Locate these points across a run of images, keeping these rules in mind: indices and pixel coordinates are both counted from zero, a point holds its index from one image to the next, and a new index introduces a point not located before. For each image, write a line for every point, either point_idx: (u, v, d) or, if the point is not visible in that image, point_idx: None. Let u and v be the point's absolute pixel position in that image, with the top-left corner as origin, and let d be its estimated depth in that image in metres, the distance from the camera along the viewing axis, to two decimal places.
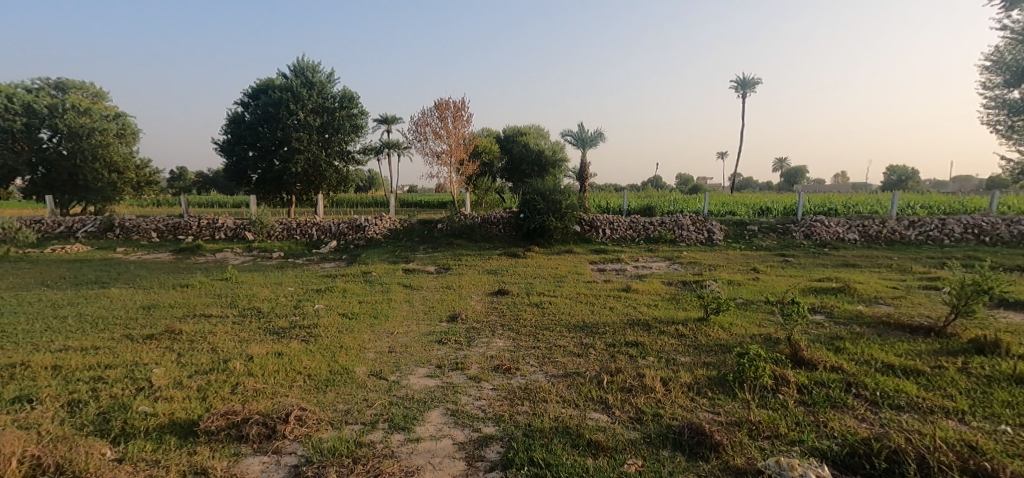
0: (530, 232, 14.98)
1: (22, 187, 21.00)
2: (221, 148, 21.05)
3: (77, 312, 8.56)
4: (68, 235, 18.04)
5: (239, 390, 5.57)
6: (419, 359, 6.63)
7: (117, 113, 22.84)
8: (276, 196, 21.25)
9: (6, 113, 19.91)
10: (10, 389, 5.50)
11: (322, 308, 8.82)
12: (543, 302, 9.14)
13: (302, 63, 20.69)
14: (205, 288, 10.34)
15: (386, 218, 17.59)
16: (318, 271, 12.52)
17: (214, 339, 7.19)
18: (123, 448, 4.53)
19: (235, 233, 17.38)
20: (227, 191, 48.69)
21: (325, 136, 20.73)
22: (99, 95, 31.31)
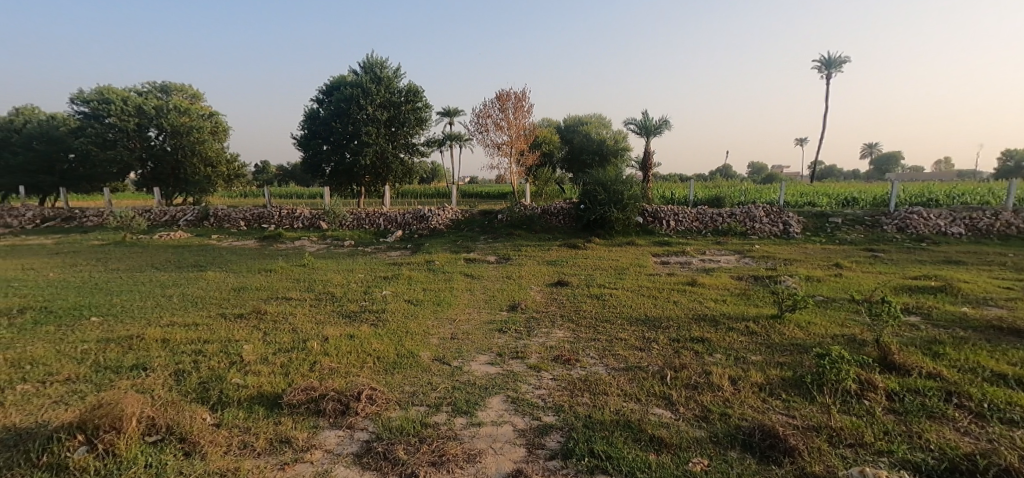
0: (591, 223, 14.75)
1: (133, 179, 23.14)
2: (298, 143, 22.11)
3: (180, 291, 9.26)
4: (172, 223, 19.56)
5: (317, 368, 5.80)
6: (481, 347, 6.66)
7: (212, 111, 24.36)
8: (347, 188, 22.07)
9: (122, 115, 21.68)
10: (127, 357, 5.99)
11: (390, 295, 9.03)
12: (603, 294, 8.99)
13: (371, 60, 21.27)
14: (287, 274, 10.84)
15: (449, 209, 17.83)
16: (386, 259, 12.85)
17: (295, 320, 7.55)
18: (220, 415, 4.83)
19: (311, 222, 18.26)
20: (304, 184, 51.18)
21: (392, 130, 21.24)
22: (195, 96, 33.43)
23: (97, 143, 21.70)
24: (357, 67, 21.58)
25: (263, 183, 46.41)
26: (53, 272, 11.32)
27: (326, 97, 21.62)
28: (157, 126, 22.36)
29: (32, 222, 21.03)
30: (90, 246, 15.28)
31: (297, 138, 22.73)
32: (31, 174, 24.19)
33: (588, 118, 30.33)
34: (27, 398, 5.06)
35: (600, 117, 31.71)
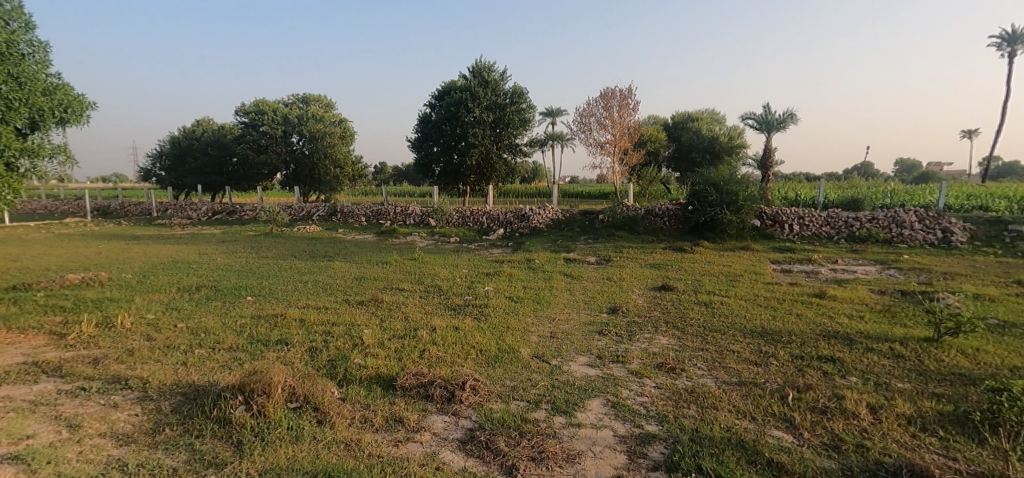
0: (699, 225, 13.91)
1: (279, 179, 26.44)
2: (411, 146, 23.24)
3: (313, 278, 10.07)
4: (308, 218, 21.61)
5: (425, 356, 5.97)
6: (580, 347, 6.41)
7: (341, 119, 26.68)
8: (454, 188, 22.81)
9: (272, 123, 24.87)
10: (274, 333, 6.73)
11: (492, 291, 9.02)
12: (713, 301, 8.33)
13: (479, 64, 21.66)
14: (401, 266, 11.34)
15: (549, 208, 17.65)
16: (489, 256, 12.98)
17: (406, 309, 7.83)
18: (345, 390, 5.20)
19: (421, 219, 19.01)
20: (416, 184, 53.73)
21: (497, 131, 21.52)
22: (330, 104, 36.25)
23: (253, 148, 24.95)
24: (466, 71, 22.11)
25: (380, 183, 49.42)
26: (220, 257, 12.99)
27: (438, 102, 22.47)
28: (299, 133, 25.23)
29: (206, 215, 24.37)
30: (245, 237, 17.41)
31: (410, 139, 23.90)
32: (205, 174, 28.38)
33: (699, 115, 28.73)
34: (203, 360, 5.89)
35: (713, 114, 29.93)
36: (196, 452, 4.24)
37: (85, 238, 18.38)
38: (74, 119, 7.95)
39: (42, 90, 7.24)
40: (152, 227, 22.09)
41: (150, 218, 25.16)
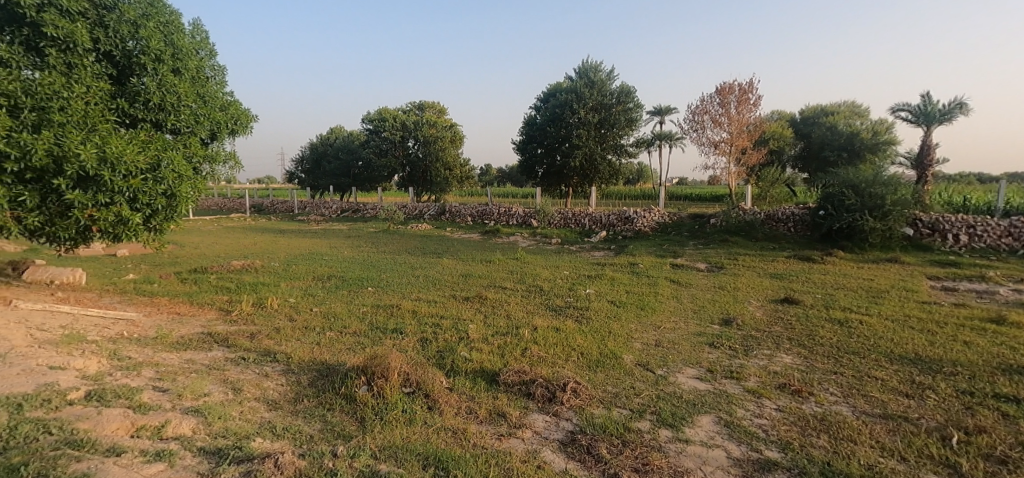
0: (833, 232, 12.45)
1: (398, 180, 28.16)
2: (516, 147, 23.41)
3: (424, 273, 10.32)
4: (421, 217, 22.60)
5: (527, 354, 5.77)
6: (689, 359, 5.84)
7: (452, 124, 27.62)
8: (557, 189, 22.62)
9: (391, 129, 26.68)
10: (390, 322, 6.90)
11: (593, 294, 8.58)
12: (848, 320, 7.23)
13: (585, 65, 21.21)
14: (506, 265, 11.24)
15: (655, 211, 16.80)
16: (591, 258, 12.53)
17: (509, 307, 7.67)
18: (452, 380, 5.19)
19: (523, 220, 18.94)
20: (518, 185, 54.20)
21: (602, 132, 20.89)
22: (442, 111, 37.39)
23: (376, 153, 27.00)
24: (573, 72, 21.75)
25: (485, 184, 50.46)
26: (347, 250, 13.88)
27: (543, 104, 22.39)
28: (415, 138, 26.73)
29: (336, 214, 26.32)
30: (368, 233, 18.57)
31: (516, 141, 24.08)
32: (336, 177, 31.07)
33: (835, 109, 26.00)
34: (333, 341, 6.23)
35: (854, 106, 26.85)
36: (327, 423, 4.43)
37: (237, 230, 20.70)
38: (241, 130, 9.39)
39: (221, 106, 8.77)
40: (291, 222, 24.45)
41: (291, 216, 27.84)
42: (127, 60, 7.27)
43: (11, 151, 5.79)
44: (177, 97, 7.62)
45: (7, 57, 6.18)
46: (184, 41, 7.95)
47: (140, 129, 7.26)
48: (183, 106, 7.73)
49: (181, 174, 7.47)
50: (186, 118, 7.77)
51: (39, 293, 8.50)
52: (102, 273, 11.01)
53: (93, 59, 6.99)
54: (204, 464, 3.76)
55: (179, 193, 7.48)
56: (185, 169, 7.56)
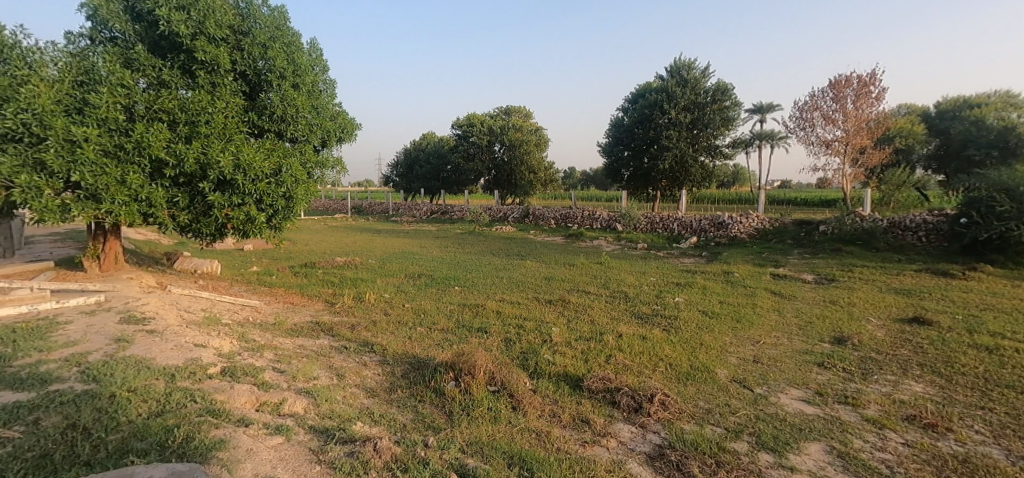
0: (980, 244, 10.75)
1: (484, 183, 28.51)
2: (602, 150, 22.76)
3: (508, 274, 10.10)
4: (505, 220, 22.69)
5: (611, 361, 5.29)
6: (793, 378, 5.08)
7: (538, 127, 27.48)
8: (644, 192, 21.74)
9: (479, 133, 27.09)
10: (476, 321, 6.69)
11: (682, 303, 7.86)
12: (999, 347, 6.02)
13: (677, 62, 20.14)
14: (591, 270, 10.72)
15: (754, 216, 15.45)
16: (679, 265, 11.68)
17: (593, 312, 7.20)
18: (536, 382, 4.84)
19: (608, 223, 18.30)
20: (603, 188, 52.95)
21: (694, 132, 19.66)
22: (528, 114, 37.23)
23: (464, 157, 27.57)
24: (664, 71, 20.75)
25: (569, 188, 49.82)
26: (437, 250, 14.03)
27: (632, 105, 21.59)
28: (501, 142, 26.91)
29: (428, 214, 27.11)
30: (455, 234, 18.76)
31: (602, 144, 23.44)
32: (427, 180, 32.08)
33: (982, 101, 22.90)
34: (423, 337, 6.12)
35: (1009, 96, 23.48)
36: (419, 414, 4.28)
37: (339, 229, 21.86)
38: (345, 137, 9.69)
39: (331, 116, 9.17)
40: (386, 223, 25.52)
41: (385, 217, 29.03)
42: (258, 78, 7.88)
43: (168, 159, 6.89)
44: (295, 109, 8.10)
45: (169, 80, 7.15)
46: (303, 60, 8.31)
47: (265, 139, 7.92)
48: (301, 117, 8.22)
49: (298, 178, 8.10)
50: (303, 128, 8.29)
51: (187, 281, 9.46)
52: (233, 264, 12.03)
53: (231, 78, 7.69)
54: (314, 441, 3.78)
55: (296, 196, 8.14)
56: (302, 173, 8.17)
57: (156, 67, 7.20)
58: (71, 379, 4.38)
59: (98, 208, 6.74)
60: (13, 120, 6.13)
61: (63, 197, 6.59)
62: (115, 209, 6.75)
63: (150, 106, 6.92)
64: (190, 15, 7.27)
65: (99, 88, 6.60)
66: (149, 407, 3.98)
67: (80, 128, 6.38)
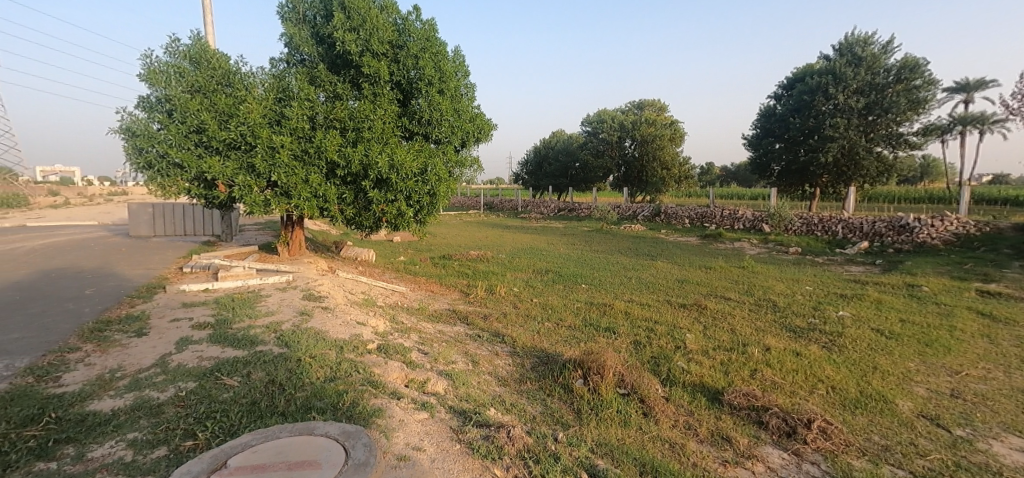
0: None
1: (613, 181, 28.02)
2: (749, 142, 21.48)
3: (637, 274, 9.75)
4: (633, 218, 22.04)
5: (758, 377, 4.83)
6: (1012, 424, 4.18)
7: (673, 121, 26.15)
8: (798, 189, 20.00)
9: (609, 129, 26.62)
10: (603, 320, 6.55)
11: (848, 317, 6.89)
12: None
13: (850, 38, 17.63)
14: (728, 274, 9.96)
15: (951, 220, 13.00)
16: (843, 274, 10.38)
17: (734, 321, 6.60)
18: (669, 390, 4.60)
19: (752, 224, 16.88)
20: (748, 185, 48.64)
21: (870, 119, 17.05)
22: (663, 108, 35.62)
23: (593, 154, 27.45)
24: (833, 49, 18.41)
25: (708, 184, 46.96)
26: (563, 247, 14.06)
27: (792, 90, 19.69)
28: (632, 137, 26.16)
29: (553, 212, 27.23)
30: (583, 231, 18.61)
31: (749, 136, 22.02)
32: (556, 178, 32.39)
33: None
34: (551, 332, 6.15)
35: None
36: (547, 407, 4.28)
37: (473, 225, 22.86)
38: (483, 138, 10.06)
39: (471, 119, 9.53)
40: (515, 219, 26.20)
41: (515, 214, 29.79)
42: (411, 86, 8.49)
43: (339, 161, 7.72)
44: (440, 113, 8.52)
45: (341, 93, 8.06)
46: (447, 67, 8.68)
47: (414, 141, 8.53)
48: (443, 121, 8.62)
49: (442, 176, 8.50)
50: (445, 130, 8.67)
51: (350, 266, 10.58)
52: (382, 253, 13.17)
53: (389, 88, 8.38)
54: (453, 420, 3.94)
55: (438, 193, 8.52)
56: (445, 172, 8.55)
57: (333, 82, 8.15)
58: (271, 343, 5.08)
59: (288, 204, 7.75)
60: (235, 132, 7.41)
61: (266, 193, 7.74)
62: (300, 204, 7.71)
63: (327, 116, 7.80)
64: (359, 35, 8.07)
65: (293, 103, 7.62)
66: (325, 372, 4.44)
67: (278, 137, 7.46)
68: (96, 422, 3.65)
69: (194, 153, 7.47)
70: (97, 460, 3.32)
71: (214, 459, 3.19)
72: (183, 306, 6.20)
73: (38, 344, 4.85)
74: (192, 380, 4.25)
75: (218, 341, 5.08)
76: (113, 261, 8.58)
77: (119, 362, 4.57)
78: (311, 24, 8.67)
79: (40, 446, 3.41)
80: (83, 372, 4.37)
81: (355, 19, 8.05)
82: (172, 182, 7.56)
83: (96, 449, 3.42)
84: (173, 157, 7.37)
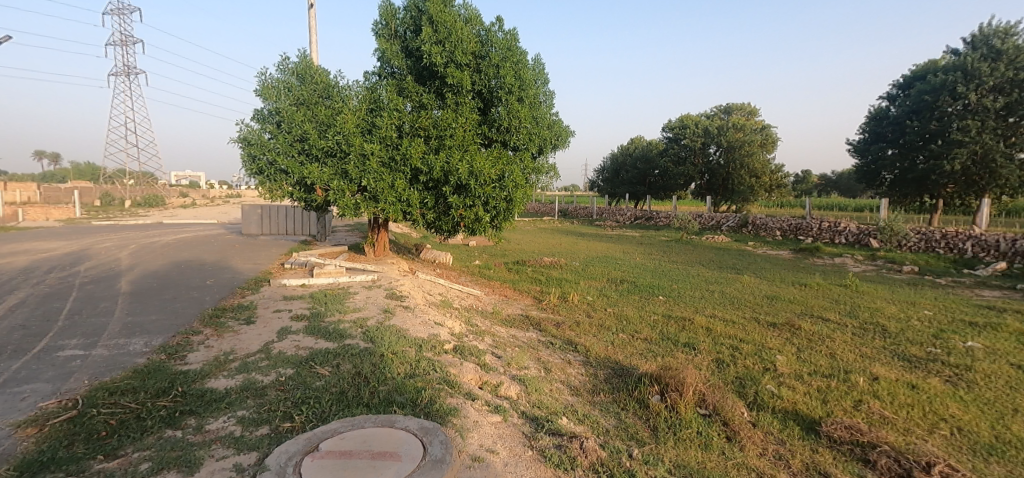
0: None
1: (694, 189, 27.32)
2: (854, 147, 19.96)
3: (721, 289, 9.45)
4: (717, 228, 21.35)
5: (863, 409, 4.56)
6: None
7: (764, 126, 25.18)
8: (915, 199, 18.46)
9: (692, 135, 25.93)
10: (682, 335, 6.46)
11: (979, 349, 6.02)
12: None
13: (986, 29, 15.78)
14: (824, 291, 9.36)
15: None
16: (973, 298, 8.94)
17: (835, 345, 6.17)
18: (756, 415, 4.49)
19: (858, 238, 15.45)
20: (852, 195, 44.71)
21: (1010, 121, 15.15)
22: (752, 112, 34.04)
23: (674, 161, 26.93)
24: (963, 42, 16.58)
25: (804, 194, 44.00)
26: (639, 257, 13.89)
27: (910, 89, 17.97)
28: (717, 143, 25.31)
29: (629, 220, 26.89)
30: (661, 241, 18.28)
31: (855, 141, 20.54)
32: (632, 185, 31.82)
33: None
34: (626, 344, 6.17)
35: None
36: (622, 422, 4.33)
37: (549, 231, 23.06)
38: (560, 144, 10.26)
39: (548, 125, 9.73)
40: (590, 227, 26.13)
41: (590, 221, 29.69)
42: (491, 95, 8.84)
43: (422, 168, 8.11)
44: (519, 121, 8.74)
45: (426, 103, 8.50)
46: (527, 74, 8.93)
47: (493, 148, 8.82)
48: (522, 127, 8.81)
49: (519, 183, 8.66)
50: (523, 136, 8.86)
51: (427, 269, 11.08)
52: (459, 257, 13.62)
53: (470, 97, 8.77)
54: (526, 426, 4.08)
55: (515, 199, 8.73)
56: (522, 179, 8.71)
57: (419, 92, 8.62)
58: (357, 337, 5.49)
59: (375, 207, 8.27)
60: (333, 140, 8.05)
61: (356, 197, 8.25)
62: (386, 207, 8.22)
63: (413, 125, 8.27)
64: (444, 47, 8.48)
65: (383, 113, 8.17)
66: (405, 369, 4.73)
67: (369, 145, 7.99)
68: (212, 399, 4.02)
69: (297, 160, 8.21)
70: (213, 432, 3.61)
71: (308, 441, 3.48)
72: (284, 298, 6.83)
73: (168, 325, 5.57)
74: (290, 368, 4.66)
75: (313, 332, 5.56)
76: (227, 256, 9.59)
77: (231, 346, 5.13)
78: (402, 40, 9.23)
79: (168, 416, 3.76)
80: (203, 352, 4.95)
81: (442, 33, 8.47)
82: (278, 186, 8.41)
83: (212, 422, 3.72)
84: (279, 164, 8.19)
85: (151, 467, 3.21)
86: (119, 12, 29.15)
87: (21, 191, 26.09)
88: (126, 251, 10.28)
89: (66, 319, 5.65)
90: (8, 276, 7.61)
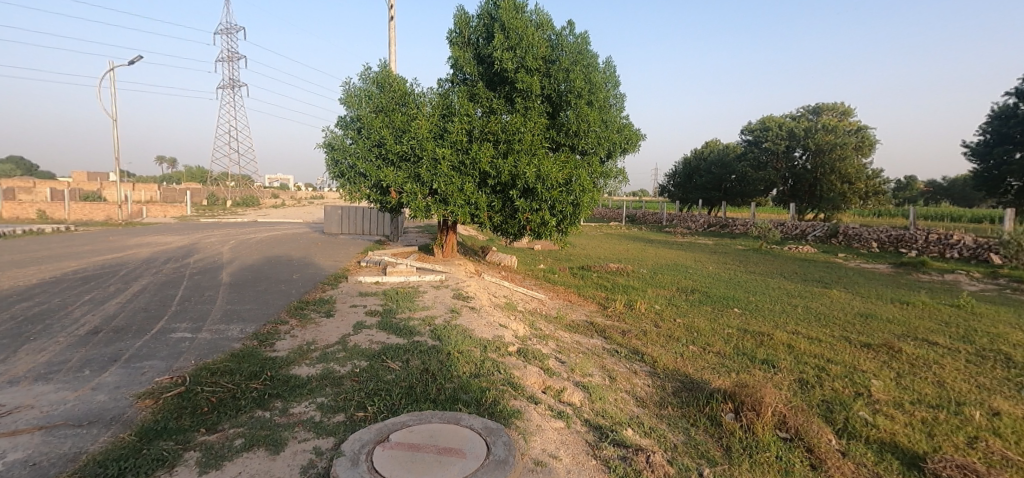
0: None
1: (776, 195, 26.10)
2: (972, 150, 18.35)
3: (805, 303, 9.01)
4: (802, 238, 20.30)
5: (979, 447, 4.23)
6: None
7: (860, 127, 23.68)
8: None
9: (776, 138, 25.10)
10: (760, 351, 6.26)
11: None
12: None
13: None
14: (929, 311, 8.67)
15: None
16: None
17: (944, 372, 5.73)
18: (846, 443, 4.29)
19: (973, 253, 14.23)
20: (968, 204, 40.89)
21: None
22: (846, 112, 32.02)
23: (754, 166, 26.16)
24: None
25: (907, 202, 40.83)
26: (713, 266, 13.49)
27: None
28: (803, 146, 24.23)
29: (702, 227, 26.06)
30: (737, 250, 17.64)
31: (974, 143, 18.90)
32: (706, 190, 31.03)
33: None
34: (697, 357, 6.06)
35: None
36: (691, 438, 4.28)
37: (618, 237, 22.85)
38: (630, 148, 10.20)
39: (618, 129, 9.73)
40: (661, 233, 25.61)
41: (662, 227, 29.06)
42: (560, 99, 8.90)
43: (490, 172, 8.31)
44: (588, 125, 8.79)
45: (496, 108, 8.68)
46: (596, 77, 9.00)
47: (561, 152, 8.89)
48: (591, 131, 8.87)
49: (586, 187, 8.68)
50: (591, 141, 8.92)
51: (494, 271, 11.28)
52: (526, 260, 13.77)
53: (540, 102, 8.89)
54: (589, 434, 4.13)
55: (582, 204, 8.77)
56: (589, 183, 8.72)
57: (489, 98, 8.87)
58: (425, 335, 5.73)
59: (445, 210, 8.57)
60: (407, 146, 8.44)
61: (427, 199, 8.60)
62: (455, 210, 8.49)
63: (482, 130, 8.49)
64: (516, 53, 8.67)
65: (455, 119, 8.46)
66: (470, 368, 4.91)
67: (441, 150, 8.29)
68: (295, 385, 4.37)
69: (375, 164, 8.71)
70: (296, 415, 3.92)
71: (379, 431, 3.71)
72: (360, 294, 7.24)
73: (261, 314, 6.07)
74: (364, 360, 4.96)
75: (385, 328, 5.88)
76: (312, 252, 10.25)
77: (313, 337, 5.53)
78: (474, 47, 9.52)
79: (258, 398, 4.12)
80: (289, 341, 5.37)
81: (514, 38, 8.66)
82: (356, 189, 9.02)
83: (295, 406, 4.05)
84: (360, 168, 8.74)
85: (244, 444, 3.53)
86: (229, 31, 31.72)
87: (144, 192, 28.98)
88: (228, 245, 11.22)
89: (178, 304, 6.29)
90: (130, 265, 8.55)
